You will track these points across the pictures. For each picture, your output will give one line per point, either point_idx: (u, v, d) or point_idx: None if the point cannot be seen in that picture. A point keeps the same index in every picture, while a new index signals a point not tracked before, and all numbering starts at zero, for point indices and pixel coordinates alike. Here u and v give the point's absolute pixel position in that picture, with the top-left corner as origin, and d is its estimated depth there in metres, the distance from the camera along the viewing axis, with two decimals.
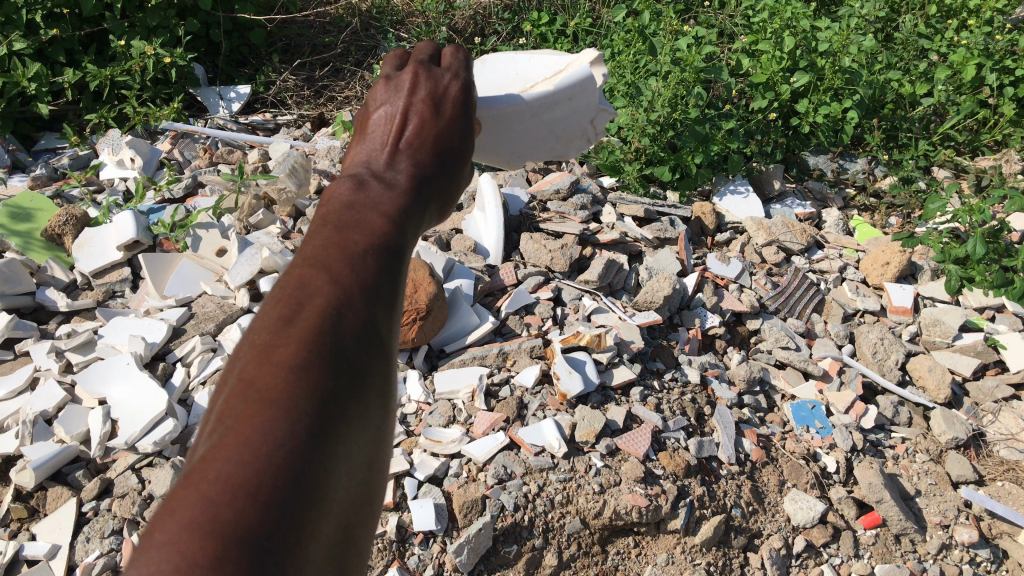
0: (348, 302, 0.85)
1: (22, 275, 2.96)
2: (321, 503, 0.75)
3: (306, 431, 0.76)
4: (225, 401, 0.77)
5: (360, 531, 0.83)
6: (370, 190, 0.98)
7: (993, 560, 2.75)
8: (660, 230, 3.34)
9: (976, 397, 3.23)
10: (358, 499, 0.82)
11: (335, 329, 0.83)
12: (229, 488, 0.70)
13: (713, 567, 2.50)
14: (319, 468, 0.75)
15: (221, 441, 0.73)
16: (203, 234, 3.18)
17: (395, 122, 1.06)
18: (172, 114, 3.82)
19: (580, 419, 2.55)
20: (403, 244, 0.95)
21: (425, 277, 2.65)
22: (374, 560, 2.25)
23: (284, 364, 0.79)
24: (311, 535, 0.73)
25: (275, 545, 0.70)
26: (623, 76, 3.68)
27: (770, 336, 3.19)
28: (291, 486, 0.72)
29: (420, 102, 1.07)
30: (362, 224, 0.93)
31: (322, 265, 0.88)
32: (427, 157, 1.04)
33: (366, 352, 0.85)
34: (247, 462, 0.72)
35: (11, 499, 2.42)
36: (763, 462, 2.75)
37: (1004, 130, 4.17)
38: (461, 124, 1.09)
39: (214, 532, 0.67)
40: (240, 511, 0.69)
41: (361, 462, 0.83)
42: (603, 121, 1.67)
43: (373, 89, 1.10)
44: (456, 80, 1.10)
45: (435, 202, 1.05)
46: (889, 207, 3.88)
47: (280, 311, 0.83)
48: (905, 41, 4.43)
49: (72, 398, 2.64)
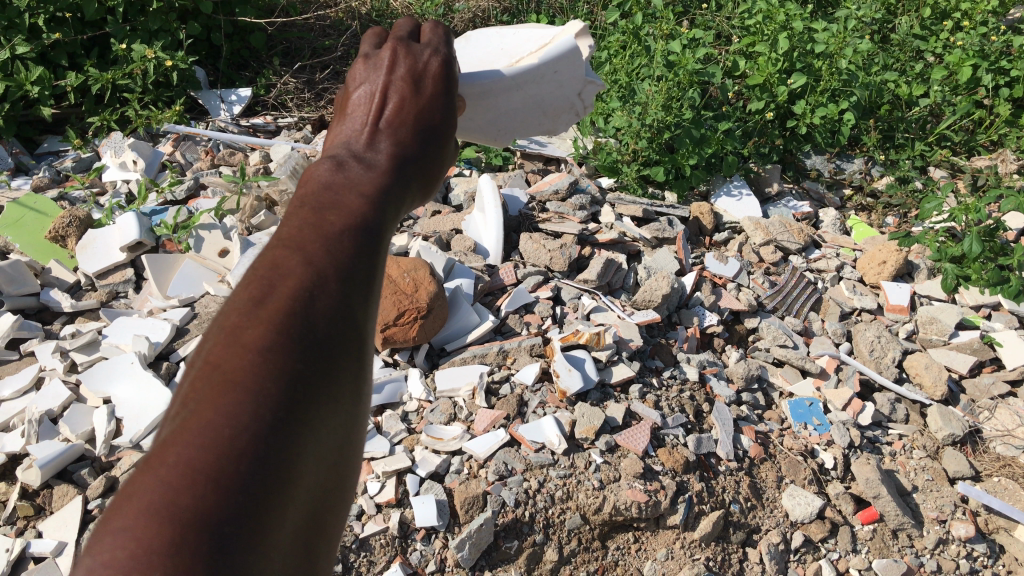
0: (322, 284, 0.83)
1: (26, 276, 3.00)
2: (288, 487, 0.73)
3: (272, 414, 0.73)
4: (191, 383, 0.74)
5: (329, 517, 0.80)
6: (350, 170, 0.95)
7: (990, 554, 2.77)
8: (659, 230, 3.37)
9: (973, 394, 3.26)
10: (328, 484, 0.80)
11: (307, 311, 0.80)
12: (189, 474, 0.68)
13: (712, 562, 2.53)
14: (284, 453, 0.73)
15: (183, 423, 0.71)
16: (205, 235, 3.21)
17: (374, 102, 1.03)
18: (173, 116, 3.85)
19: (580, 416, 2.58)
20: (381, 225, 0.92)
21: (426, 276, 2.69)
22: (377, 556, 2.30)
23: (251, 346, 0.76)
24: (275, 522, 0.71)
25: (236, 530, 0.67)
26: (619, 78, 3.70)
27: (767, 334, 3.22)
28: (253, 469, 0.70)
29: (399, 80, 1.04)
30: (339, 204, 0.90)
31: (296, 245, 0.84)
32: (408, 136, 1.01)
33: (340, 333, 0.82)
34: (208, 446, 0.69)
35: (17, 497, 2.43)
36: (762, 458, 2.77)
37: (1000, 130, 4.20)
38: (443, 101, 1.06)
39: (171, 518, 0.65)
40: (200, 497, 0.67)
41: (333, 446, 0.80)
42: (592, 94, 1.65)
43: (353, 69, 1.08)
44: (436, 56, 1.07)
45: (419, 183, 1.02)
46: (885, 207, 3.94)
47: (250, 292, 0.80)
48: (901, 42, 4.48)
49: (77, 398, 2.67)
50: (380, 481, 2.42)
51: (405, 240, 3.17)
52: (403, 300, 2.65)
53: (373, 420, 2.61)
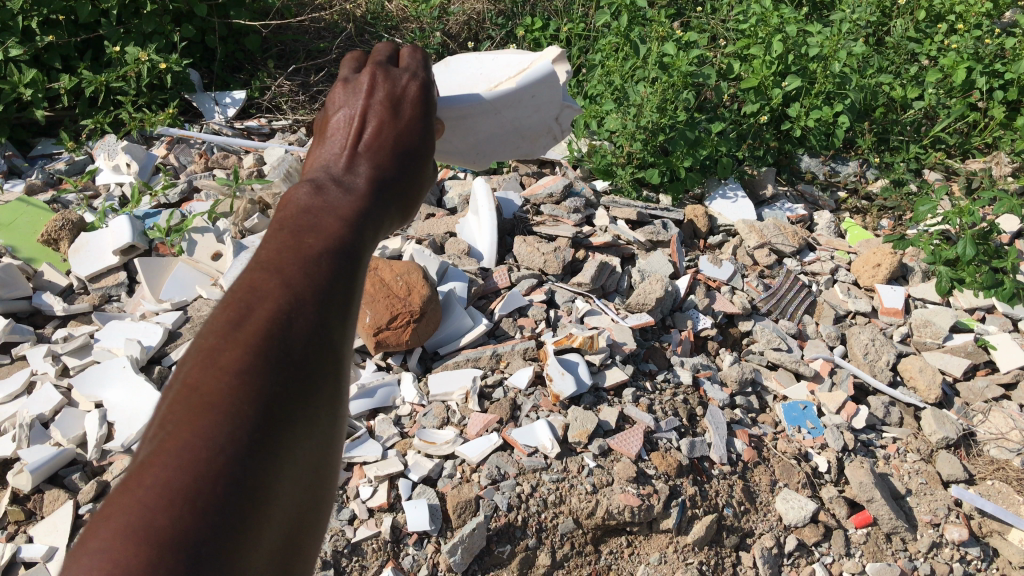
0: (299, 308, 0.81)
1: (18, 280, 2.97)
2: (263, 508, 0.72)
3: (249, 436, 0.73)
4: (167, 405, 0.74)
5: (305, 538, 0.79)
6: (328, 193, 0.93)
7: (983, 558, 2.78)
8: (653, 232, 3.38)
9: (967, 397, 3.26)
10: (303, 504, 0.79)
11: (284, 334, 0.79)
12: (167, 495, 0.67)
13: (705, 566, 2.53)
14: (260, 475, 0.72)
15: (160, 445, 0.70)
16: (198, 238, 3.17)
17: (354, 124, 0.99)
18: (167, 119, 3.84)
19: (573, 420, 2.57)
20: (360, 247, 0.90)
21: (419, 280, 2.68)
22: (369, 560, 2.29)
23: (228, 368, 0.75)
24: (252, 543, 0.71)
25: (213, 551, 0.67)
26: (611, 82, 3.72)
27: (762, 337, 3.21)
28: (229, 491, 0.70)
29: (379, 104, 1.00)
30: (318, 226, 0.89)
31: (275, 268, 0.83)
32: (389, 157, 0.98)
33: (317, 356, 0.81)
34: (186, 468, 0.69)
35: (8, 502, 2.42)
36: (755, 462, 2.77)
37: (994, 132, 4.20)
38: (423, 122, 1.02)
39: (148, 539, 0.65)
40: (177, 518, 0.67)
41: (307, 467, 0.79)
42: (568, 118, 1.67)
43: (332, 92, 1.04)
44: (415, 80, 1.03)
45: (401, 204, 0.99)
46: (880, 209, 3.94)
47: (227, 315, 0.79)
48: (896, 45, 4.48)
49: (69, 402, 2.67)
50: (372, 485, 2.42)
51: (398, 243, 3.17)
52: (396, 304, 2.65)
53: (366, 424, 2.61)
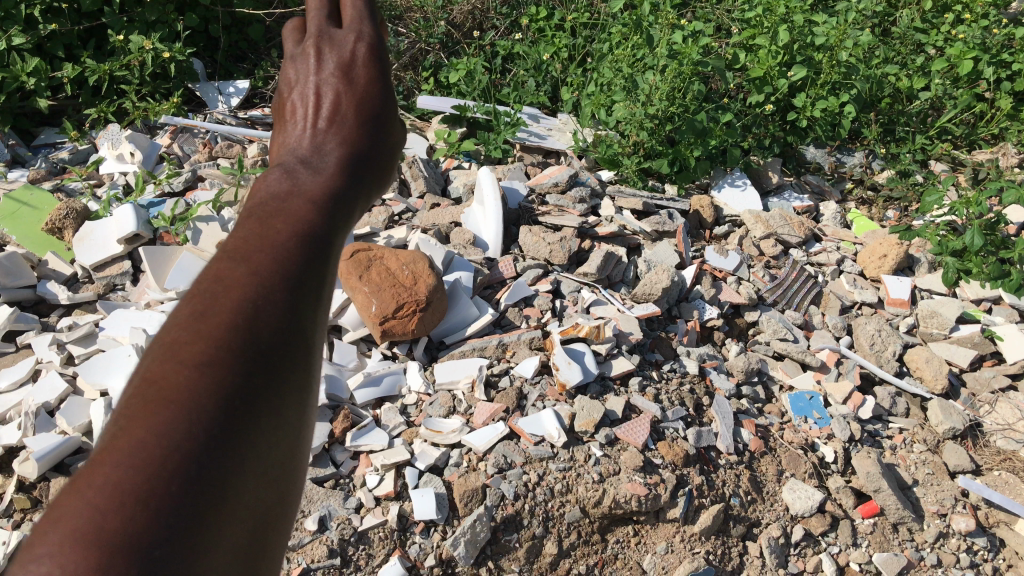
0: (266, 295, 0.70)
1: (22, 269, 2.99)
2: (225, 510, 0.62)
3: (207, 431, 0.63)
4: (123, 402, 0.64)
5: (280, 542, 0.68)
6: (295, 177, 0.80)
7: (990, 548, 2.78)
8: (659, 223, 3.35)
9: (973, 388, 3.25)
10: (277, 506, 0.68)
11: (253, 322, 0.69)
12: (117, 496, 0.58)
13: (712, 555, 2.53)
14: (223, 476, 0.62)
15: (111, 444, 0.60)
16: (203, 227, 3.19)
17: (311, 101, 0.86)
18: (172, 108, 3.81)
19: (579, 409, 2.56)
20: (335, 228, 0.79)
21: (425, 269, 2.66)
22: (376, 549, 2.29)
23: (189, 362, 0.65)
24: (212, 552, 0.60)
25: (169, 553, 0.57)
26: (620, 69, 3.63)
27: (767, 327, 3.19)
28: (187, 491, 0.60)
29: (332, 72, 0.86)
30: (287, 209, 0.77)
31: (241, 256, 0.72)
32: (354, 133, 0.85)
33: (288, 343, 0.70)
34: (139, 468, 0.59)
35: (14, 490, 2.41)
36: (762, 451, 2.76)
37: (1001, 123, 4.18)
38: (382, 85, 0.89)
39: (97, 544, 0.56)
40: (129, 519, 0.57)
41: (278, 465, 0.68)
42: None
43: (282, 68, 0.90)
44: (361, 42, 0.88)
45: (373, 183, 0.86)
46: (886, 200, 3.98)
47: (191, 306, 0.69)
48: (902, 35, 4.45)
49: (74, 390, 2.66)
50: (378, 474, 2.41)
51: (402, 232, 3.14)
52: (402, 293, 2.63)
53: (372, 412, 2.61)
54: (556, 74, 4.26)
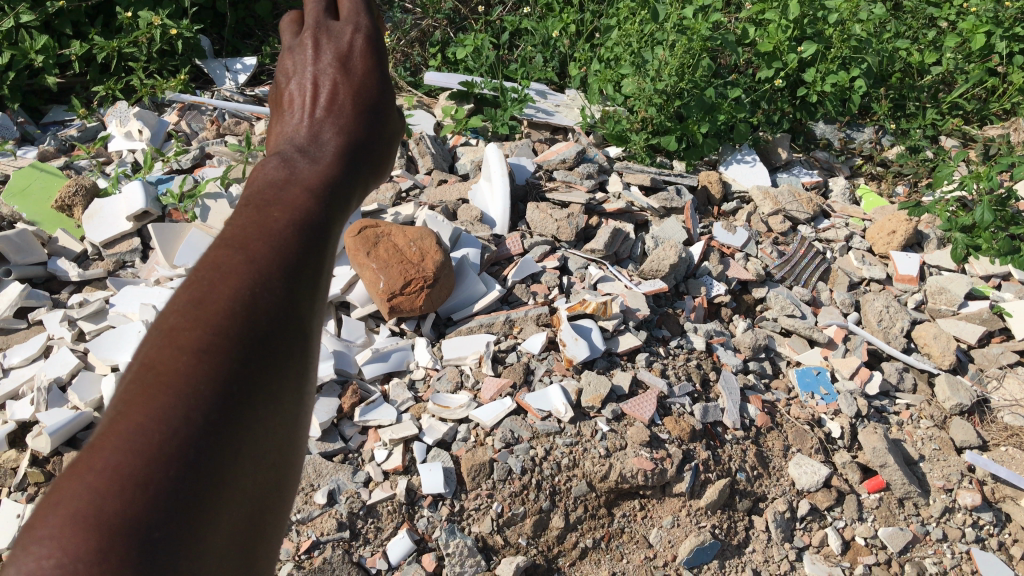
0: (264, 283, 0.71)
1: (32, 246, 3.02)
2: (222, 493, 0.63)
3: (205, 415, 0.63)
4: (122, 385, 0.64)
5: (272, 524, 0.69)
6: (292, 166, 0.81)
7: (996, 523, 2.78)
8: (666, 199, 3.36)
9: (981, 363, 3.24)
10: (272, 489, 0.69)
11: (250, 309, 0.69)
12: (116, 479, 0.58)
13: (718, 529, 2.55)
14: (220, 460, 0.63)
15: (110, 427, 0.61)
16: (212, 205, 3.18)
17: (308, 92, 0.87)
18: (179, 85, 3.80)
19: (586, 385, 2.58)
20: (331, 218, 0.79)
21: (432, 246, 2.67)
22: (385, 522, 2.31)
23: (188, 347, 0.65)
24: (209, 535, 0.61)
25: (167, 535, 0.58)
26: (629, 44, 3.58)
27: (776, 304, 3.21)
28: (187, 475, 0.60)
29: (331, 63, 0.87)
30: (283, 198, 0.77)
31: (239, 243, 0.73)
32: (351, 123, 0.86)
33: (284, 329, 0.71)
34: (138, 451, 0.60)
35: (27, 464, 2.45)
36: (768, 427, 2.77)
37: (1013, 98, 4.13)
38: (379, 76, 0.90)
39: (97, 526, 0.56)
40: (129, 502, 0.58)
41: (272, 450, 0.69)
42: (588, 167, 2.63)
43: (282, 58, 0.91)
44: (360, 33, 0.90)
45: (369, 173, 0.87)
46: (896, 176, 3.91)
47: (190, 292, 0.69)
48: (914, 9, 4.40)
49: (86, 365, 2.69)
50: (387, 448, 2.45)
51: (410, 209, 3.15)
52: (409, 270, 2.64)
53: (380, 388, 2.62)
54: (564, 49, 4.24)
